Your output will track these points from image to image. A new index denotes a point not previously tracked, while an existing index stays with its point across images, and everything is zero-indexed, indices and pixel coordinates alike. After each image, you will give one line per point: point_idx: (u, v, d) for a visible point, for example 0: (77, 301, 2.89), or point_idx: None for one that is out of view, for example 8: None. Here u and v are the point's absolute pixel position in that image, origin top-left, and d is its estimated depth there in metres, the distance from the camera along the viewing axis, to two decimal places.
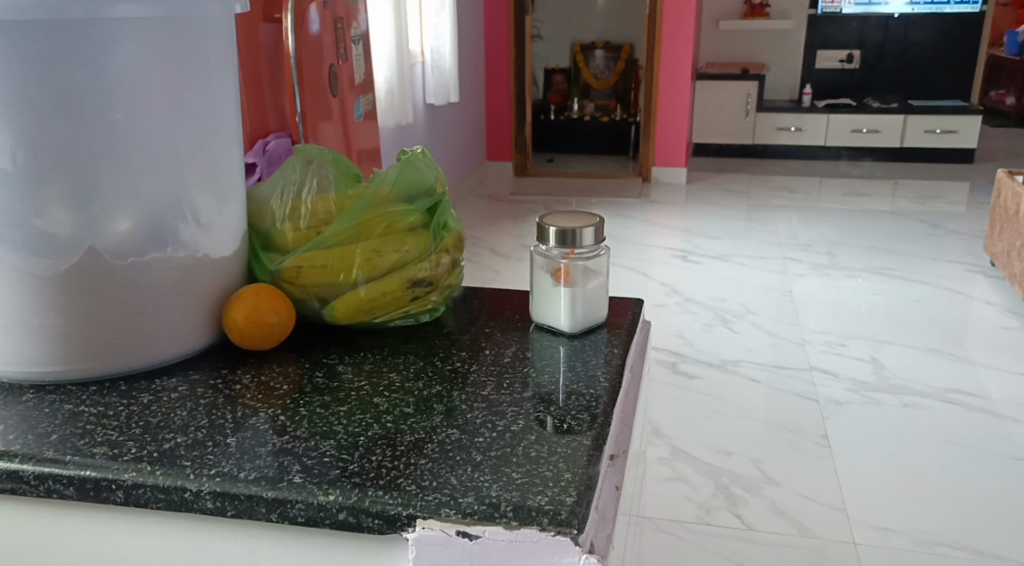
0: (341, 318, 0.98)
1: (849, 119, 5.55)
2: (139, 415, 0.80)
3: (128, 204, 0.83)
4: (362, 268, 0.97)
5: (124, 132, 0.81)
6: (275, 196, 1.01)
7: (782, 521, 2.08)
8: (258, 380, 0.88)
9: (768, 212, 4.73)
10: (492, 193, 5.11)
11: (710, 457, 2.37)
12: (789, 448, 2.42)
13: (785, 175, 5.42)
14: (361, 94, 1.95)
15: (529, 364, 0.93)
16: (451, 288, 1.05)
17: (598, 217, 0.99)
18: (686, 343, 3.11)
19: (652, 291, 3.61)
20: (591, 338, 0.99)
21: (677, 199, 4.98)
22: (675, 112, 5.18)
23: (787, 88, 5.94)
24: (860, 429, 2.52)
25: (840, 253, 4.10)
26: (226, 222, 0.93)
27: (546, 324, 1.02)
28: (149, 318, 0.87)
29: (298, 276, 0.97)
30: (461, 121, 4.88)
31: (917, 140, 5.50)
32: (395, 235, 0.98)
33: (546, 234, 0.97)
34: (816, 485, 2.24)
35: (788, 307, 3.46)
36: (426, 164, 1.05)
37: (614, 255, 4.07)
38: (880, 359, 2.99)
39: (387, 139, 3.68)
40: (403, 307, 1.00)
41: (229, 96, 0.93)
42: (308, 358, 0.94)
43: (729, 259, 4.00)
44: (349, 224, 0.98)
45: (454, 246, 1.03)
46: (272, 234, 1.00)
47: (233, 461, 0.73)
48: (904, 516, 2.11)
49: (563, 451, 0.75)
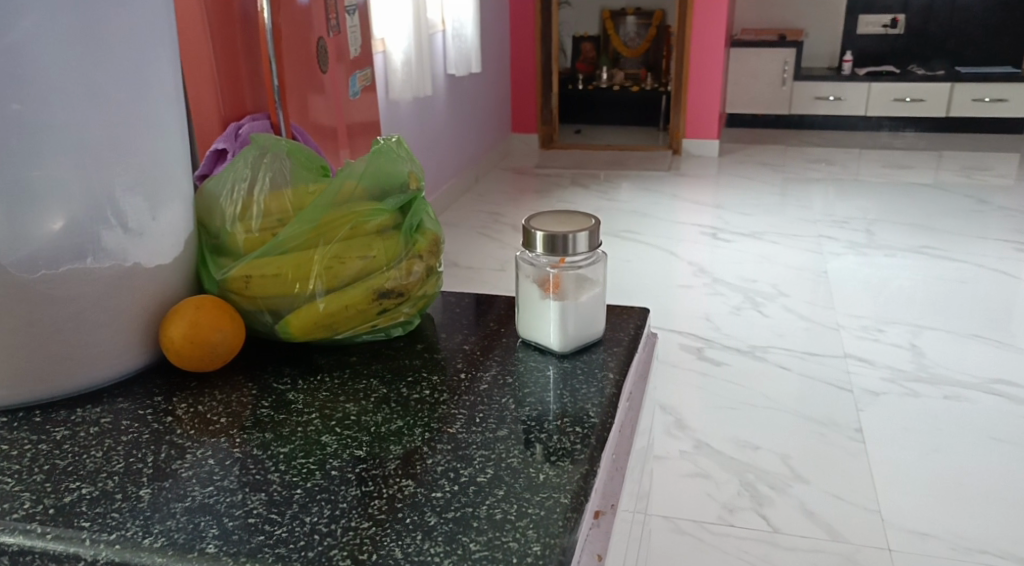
0: (297, 335, 0.86)
1: (892, 88, 5.27)
2: (47, 457, 0.69)
3: (37, 207, 0.71)
4: (321, 277, 0.84)
5: (25, 125, 0.69)
6: (224, 192, 0.88)
7: (809, 524, 1.94)
8: (195, 411, 0.76)
9: (804, 185, 4.52)
10: (517, 166, 4.97)
11: (735, 452, 2.23)
12: (821, 444, 2.27)
13: (823, 146, 5.19)
14: (357, 70, 1.81)
15: (512, 392, 0.80)
16: (428, 298, 0.92)
17: (594, 218, 0.85)
18: (712, 327, 2.95)
19: (679, 272, 3.44)
20: (584, 359, 0.86)
21: (708, 172, 4.79)
22: (707, 81, 4.96)
23: (825, 56, 5.61)
24: (896, 424, 2.36)
25: (879, 229, 3.90)
26: (163, 226, 0.81)
27: (533, 340, 0.88)
28: (69, 337, 0.76)
29: (246, 287, 0.85)
30: (484, 91, 4.71)
31: (964, 109, 5.21)
32: (360, 239, 0.86)
33: (532, 239, 0.84)
34: (846, 483, 2.10)
35: (823, 289, 3.28)
36: (400, 155, 0.92)
37: (641, 232, 3.90)
38: (920, 346, 2.82)
39: (404, 111, 3.53)
40: (370, 321, 0.88)
41: (165, 81, 0.80)
42: (256, 383, 0.81)
43: (761, 237, 3.82)
44: (307, 225, 0.85)
45: (429, 252, 0.90)
46: (222, 237, 0.88)
47: (139, 522, 0.61)
48: (942, 519, 1.96)
49: (535, 513, 0.63)
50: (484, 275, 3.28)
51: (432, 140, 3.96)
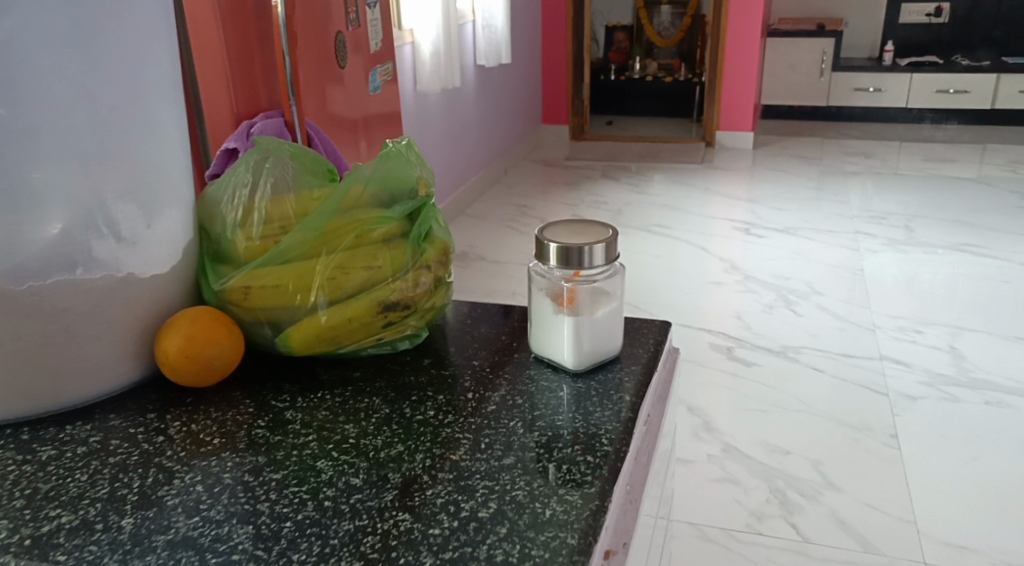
0: (298, 348, 0.82)
1: (935, 79, 5.07)
2: (29, 481, 0.66)
3: (22, 215, 0.67)
4: (324, 288, 0.80)
5: (10, 129, 0.66)
6: (224, 197, 0.84)
7: (841, 533, 1.88)
8: (187, 430, 0.72)
9: (841, 179, 4.41)
10: (547, 158, 4.91)
11: (764, 456, 2.17)
12: (855, 450, 2.19)
13: (861, 139, 5.06)
14: (378, 65, 1.77)
15: (522, 413, 0.75)
16: (437, 309, 0.87)
17: (611, 229, 0.80)
18: (742, 326, 2.88)
19: (710, 268, 3.37)
20: (599, 378, 0.81)
21: (742, 165, 4.69)
22: (742, 72, 4.84)
23: (866, 46, 5.41)
24: (933, 431, 2.27)
25: (918, 226, 3.78)
26: (158, 235, 0.77)
27: (546, 357, 0.83)
28: (57, 352, 0.73)
29: (245, 298, 0.81)
30: (514, 81, 4.65)
31: (1011, 101, 4.99)
32: (366, 248, 0.82)
33: (545, 251, 0.79)
34: (881, 492, 2.02)
35: (859, 288, 3.18)
36: (409, 159, 0.88)
37: (672, 226, 3.83)
38: (960, 349, 2.72)
39: (431, 103, 3.49)
40: (375, 335, 0.83)
41: (161, 82, 0.76)
42: (254, 400, 0.77)
43: (795, 233, 3.72)
44: (310, 233, 0.81)
45: (438, 262, 0.86)
46: (222, 243, 0.84)
47: (117, 557, 0.58)
48: (981, 532, 1.88)
49: (539, 556, 0.58)
50: (512, 269, 3.24)
51: (462, 132, 3.92)
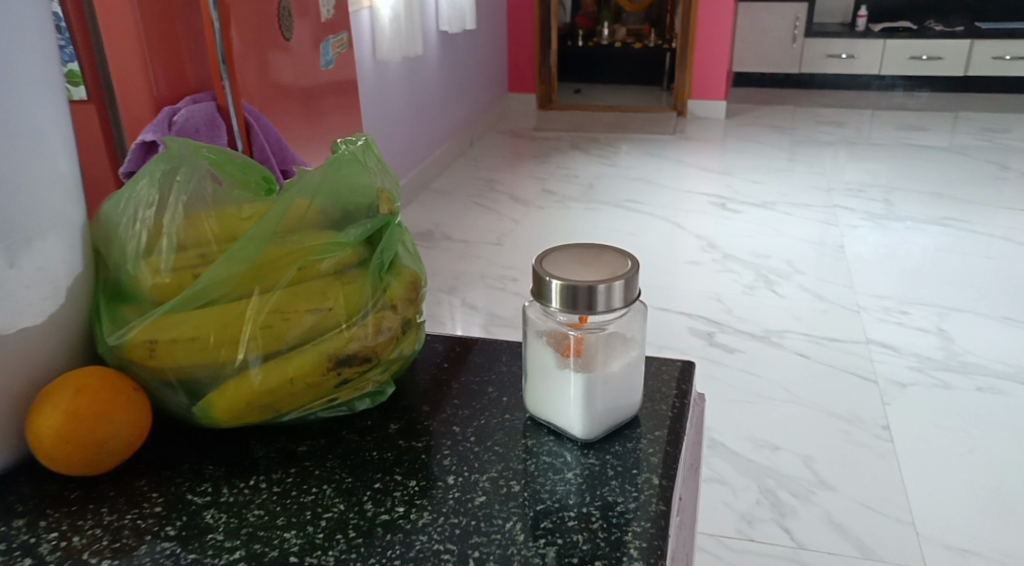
0: (222, 418, 0.63)
1: (907, 45, 4.93)
2: None
3: None
4: (257, 340, 0.61)
5: None
6: (123, 216, 0.63)
7: (837, 538, 1.63)
8: (64, 548, 0.54)
9: (814, 149, 4.28)
10: (514, 129, 4.70)
11: (752, 452, 1.90)
12: (847, 445, 1.93)
13: (833, 107, 4.92)
14: (330, 35, 1.55)
15: (520, 508, 0.57)
16: (404, 358, 0.69)
17: (630, 260, 0.63)
18: (724, 309, 2.68)
19: (686, 246, 3.20)
20: (612, 449, 0.63)
21: (714, 136, 4.51)
22: (713, 39, 4.67)
23: (839, 11, 5.25)
24: (928, 421, 2.03)
25: (897, 199, 3.65)
26: (27, 275, 0.58)
27: (546, 421, 0.65)
28: None
29: (150, 355, 0.61)
30: (479, 48, 4.41)
31: (983, 68, 4.87)
32: (313, 286, 0.63)
33: (546, 290, 0.61)
34: (876, 489, 1.77)
35: (839, 265, 3.04)
36: (366, 162, 0.68)
37: (645, 201, 3.64)
38: (947, 330, 2.55)
39: (392, 73, 3.26)
40: (326, 396, 0.65)
41: (26, 71, 0.56)
42: (164, 493, 0.59)
43: (772, 208, 3.57)
44: (236, 266, 0.61)
45: (405, 299, 0.67)
46: (121, 276, 0.64)
47: None
48: (975, 529, 1.66)
49: None
50: (481, 249, 3.04)
51: (424, 102, 3.67)
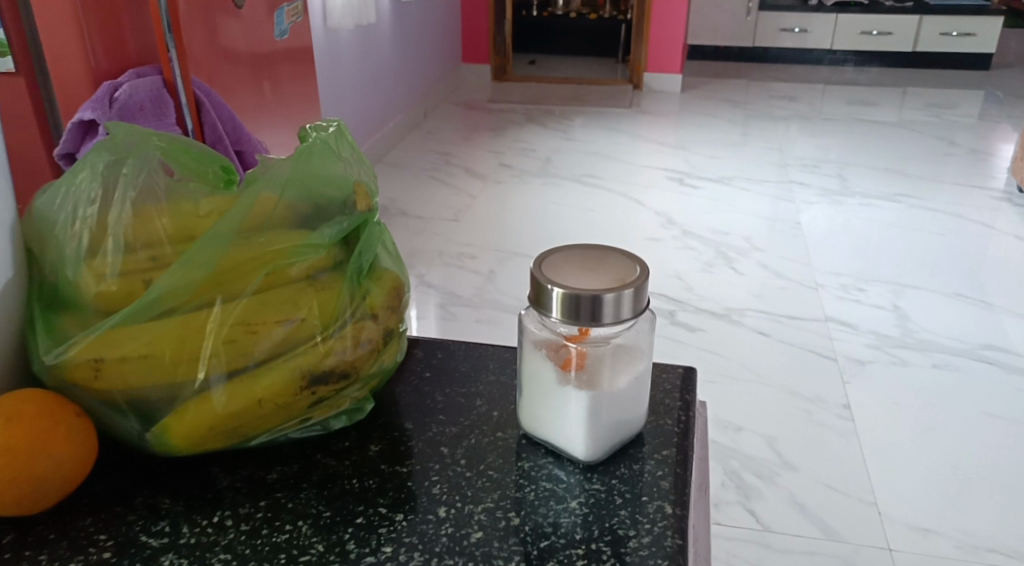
0: (180, 444, 0.56)
1: (858, 20, 4.96)
2: None
3: None
4: (220, 358, 0.54)
5: None
6: (61, 213, 0.55)
7: (801, 519, 1.59)
8: None
9: (767, 123, 4.27)
10: (468, 100, 4.59)
11: (716, 434, 1.84)
12: (808, 424, 1.89)
13: (786, 81, 4.90)
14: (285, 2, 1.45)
15: (522, 546, 0.51)
16: (383, 371, 0.62)
17: (638, 265, 0.56)
18: (685, 287, 2.64)
19: (645, 222, 3.15)
20: (615, 472, 0.58)
21: (670, 110, 4.47)
22: (669, 10, 4.61)
23: None
24: (887, 398, 2.01)
25: (851, 175, 3.66)
26: None
27: (542, 439, 0.59)
28: None
29: (95, 375, 0.54)
30: (432, 17, 4.28)
31: (931, 44, 4.92)
32: (283, 293, 0.56)
33: (546, 300, 0.55)
34: (838, 469, 1.73)
35: (797, 241, 3.03)
36: (338, 150, 0.60)
37: (602, 176, 3.58)
38: (903, 307, 2.54)
39: (343, 41, 3.12)
40: (298, 416, 0.58)
41: None
42: (115, 534, 0.52)
43: (730, 183, 3.55)
44: (194, 273, 0.53)
45: (386, 307, 0.60)
46: (59, 282, 0.56)
47: None
48: (934, 507, 1.63)
49: None
50: (437, 226, 2.96)
51: (375, 72, 3.54)
